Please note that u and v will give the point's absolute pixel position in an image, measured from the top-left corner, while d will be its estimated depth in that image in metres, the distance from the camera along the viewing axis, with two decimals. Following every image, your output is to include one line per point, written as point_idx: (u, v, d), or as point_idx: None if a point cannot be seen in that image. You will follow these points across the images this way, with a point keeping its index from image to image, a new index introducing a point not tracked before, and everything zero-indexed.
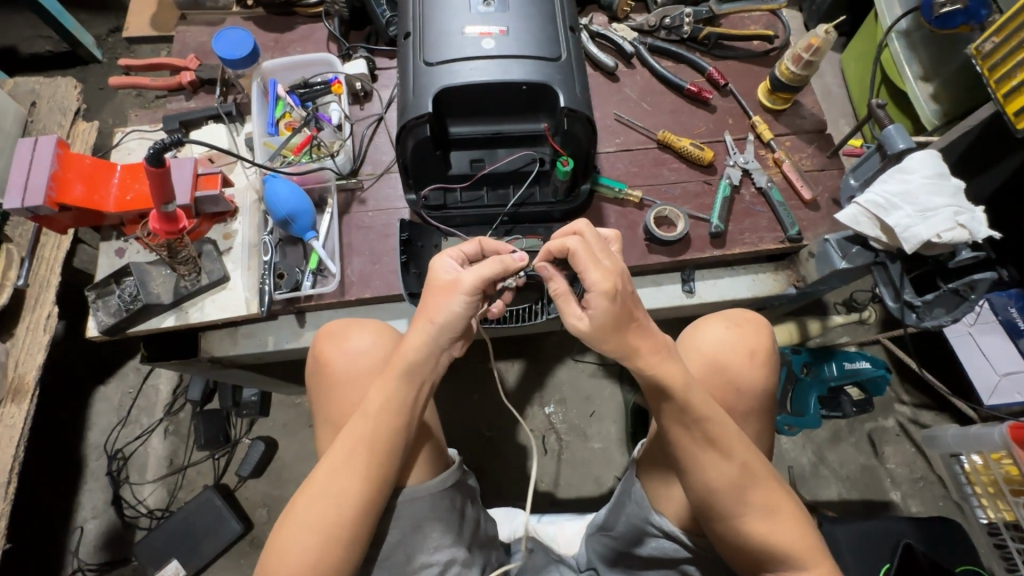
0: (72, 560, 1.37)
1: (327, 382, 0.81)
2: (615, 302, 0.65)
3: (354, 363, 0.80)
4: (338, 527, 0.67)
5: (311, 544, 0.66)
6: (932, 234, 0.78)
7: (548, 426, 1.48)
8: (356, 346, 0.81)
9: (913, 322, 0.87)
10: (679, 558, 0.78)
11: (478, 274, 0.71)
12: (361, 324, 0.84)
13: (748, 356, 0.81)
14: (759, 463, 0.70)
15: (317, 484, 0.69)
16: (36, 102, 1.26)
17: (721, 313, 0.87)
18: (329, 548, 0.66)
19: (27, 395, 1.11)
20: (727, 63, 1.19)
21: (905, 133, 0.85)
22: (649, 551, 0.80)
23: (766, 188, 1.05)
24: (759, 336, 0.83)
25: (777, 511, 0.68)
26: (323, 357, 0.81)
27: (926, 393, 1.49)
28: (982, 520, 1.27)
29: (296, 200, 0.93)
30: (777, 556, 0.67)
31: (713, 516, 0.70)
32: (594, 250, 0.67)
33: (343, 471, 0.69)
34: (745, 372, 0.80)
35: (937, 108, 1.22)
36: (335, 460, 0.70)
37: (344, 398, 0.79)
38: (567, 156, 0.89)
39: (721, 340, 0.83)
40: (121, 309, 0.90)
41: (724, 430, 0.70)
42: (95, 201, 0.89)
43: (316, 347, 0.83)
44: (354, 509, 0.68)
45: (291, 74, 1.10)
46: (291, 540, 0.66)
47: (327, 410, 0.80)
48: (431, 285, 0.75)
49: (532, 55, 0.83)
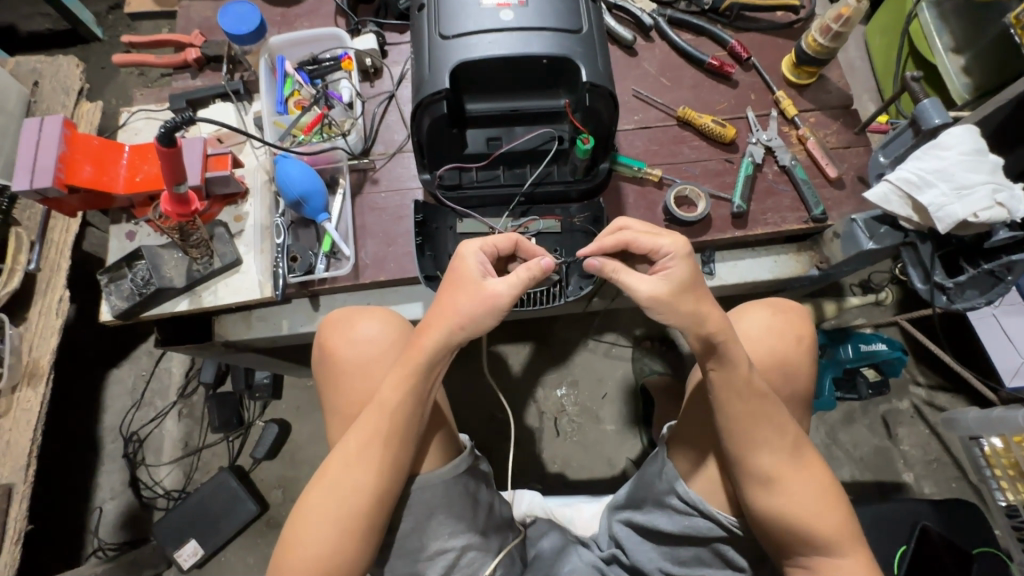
0: (93, 539, 1.39)
1: (333, 371, 0.79)
2: (690, 261, 0.70)
3: (363, 352, 0.78)
4: (353, 519, 0.65)
5: (329, 537, 0.64)
6: (968, 213, 0.76)
7: (560, 408, 1.47)
8: (364, 334, 0.79)
9: (942, 305, 0.84)
10: (713, 537, 0.75)
11: (514, 287, 0.69)
12: (368, 313, 0.82)
13: (795, 342, 0.80)
14: (797, 444, 0.69)
15: (331, 478, 0.67)
16: (40, 81, 1.23)
17: (765, 301, 0.86)
18: (347, 542, 0.65)
19: (42, 378, 1.10)
20: (749, 36, 1.14)
21: (941, 107, 0.81)
22: (681, 527, 0.76)
23: (790, 166, 1.02)
24: (801, 321, 0.82)
25: (810, 492, 0.67)
26: (329, 345, 0.79)
27: (943, 374, 1.47)
28: (1002, 503, 1.25)
29: (308, 181, 0.91)
30: (817, 539, 0.65)
31: (759, 500, 0.67)
32: (649, 232, 0.73)
33: (360, 465, 0.67)
34: (790, 356, 0.79)
35: (967, 82, 1.18)
36: (350, 453, 0.68)
37: (349, 387, 0.77)
38: (587, 133, 0.86)
39: (766, 326, 0.81)
40: (134, 292, 0.89)
41: (762, 414, 0.68)
42: (104, 182, 0.87)
43: (323, 336, 0.81)
44: (369, 502, 0.66)
45: (299, 50, 1.07)
46: (311, 535, 0.65)
47: (333, 399, 0.78)
48: (462, 284, 0.70)
49: (552, 27, 0.79)
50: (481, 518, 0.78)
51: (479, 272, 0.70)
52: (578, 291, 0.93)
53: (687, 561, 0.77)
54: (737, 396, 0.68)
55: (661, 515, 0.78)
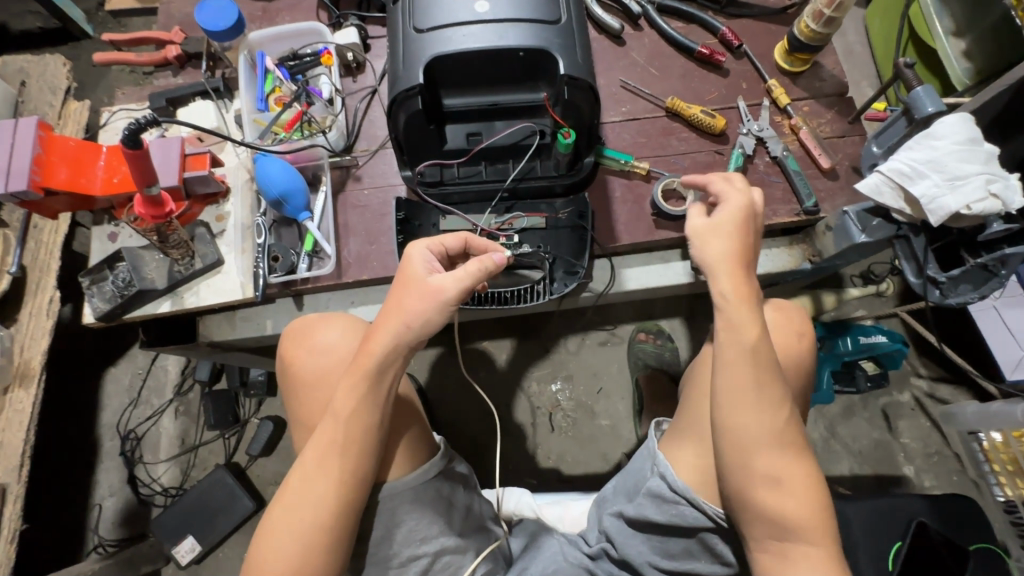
0: (93, 536, 1.41)
1: (294, 381, 0.78)
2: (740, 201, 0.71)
3: (323, 358, 0.77)
4: (314, 532, 0.64)
5: (292, 550, 0.63)
6: (961, 205, 0.73)
7: (554, 403, 1.46)
8: (324, 342, 0.78)
9: (936, 300, 0.81)
10: (701, 527, 0.73)
11: (461, 282, 0.68)
12: (330, 319, 0.81)
13: (796, 337, 0.78)
14: (791, 428, 0.65)
15: (292, 492, 0.66)
16: (26, 81, 1.22)
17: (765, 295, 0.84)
18: (309, 558, 0.64)
19: (34, 380, 1.11)
20: (741, 22, 1.11)
21: (935, 94, 0.78)
22: (668, 516, 0.73)
23: (781, 157, 0.99)
24: (803, 317, 0.81)
25: (795, 485, 0.64)
26: (291, 356, 0.79)
27: (945, 365, 1.45)
28: (999, 498, 1.26)
29: (288, 178, 0.90)
30: (797, 532, 0.63)
31: (746, 488, 0.64)
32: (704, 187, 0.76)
33: (318, 476, 0.65)
34: (791, 350, 0.78)
35: (968, 67, 1.15)
36: (308, 466, 0.66)
37: (311, 397, 0.76)
38: (568, 127, 0.84)
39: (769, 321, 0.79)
40: (116, 294, 0.89)
41: (763, 408, 0.64)
42: (81, 184, 0.86)
43: (284, 347, 0.80)
44: (331, 514, 0.65)
45: (280, 45, 1.05)
46: (274, 549, 0.64)
47: (299, 410, 0.78)
48: (410, 282, 0.69)
49: (529, 18, 0.77)
50: (456, 521, 0.77)
51: (424, 265, 0.70)
52: (563, 288, 0.91)
53: (674, 554, 0.76)
54: (752, 378, 0.65)
55: (650, 505, 0.75)
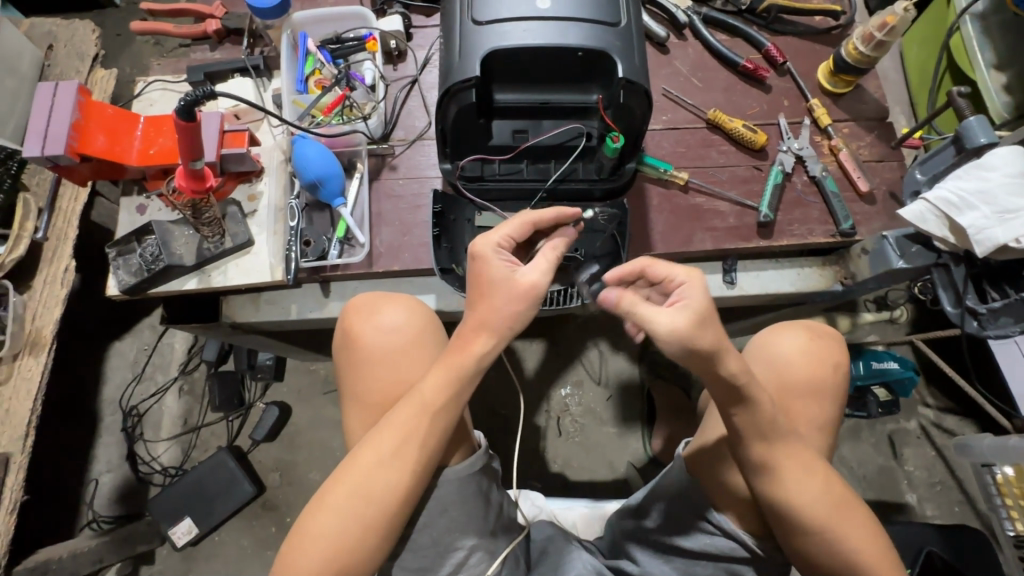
0: (88, 511, 1.38)
1: (357, 358, 0.77)
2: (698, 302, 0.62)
3: (389, 340, 0.76)
4: (379, 515, 0.65)
5: (352, 529, 0.64)
6: (1010, 237, 0.74)
7: (564, 407, 1.45)
8: (390, 323, 0.77)
9: (974, 331, 0.81)
10: (735, 557, 0.74)
11: (550, 277, 0.67)
12: (394, 299, 0.80)
13: (832, 370, 0.79)
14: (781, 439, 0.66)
15: (360, 473, 0.66)
16: (54, 44, 1.20)
17: (801, 322, 0.84)
18: (369, 538, 0.64)
19: (45, 348, 1.08)
20: (785, 39, 1.11)
21: (987, 125, 0.78)
22: (700, 545, 0.75)
23: (820, 178, 0.99)
24: (835, 348, 0.81)
25: (807, 469, 0.67)
26: (355, 332, 0.77)
27: (953, 397, 1.45)
28: (1010, 533, 1.23)
29: (326, 163, 0.89)
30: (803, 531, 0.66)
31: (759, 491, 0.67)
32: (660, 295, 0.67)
33: (390, 461, 0.66)
34: (825, 381, 0.78)
35: (1008, 100, 1.15)
36: (383, 452, 0.66)
37: (372, 377, 0.76)
38: (618, 131, 0.82)
39: (800, 349, 0.79)
40: (142, 268, 0.87)
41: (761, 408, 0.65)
42: (117, 153, 0.85)
43: (346, 321, 0.79)
44: (397, 501, 0.65)
45: (324, 28, 1.04)
46: (330, 523, 0.64)
47: (355, 387, 0.77)
48: (495, 285, 0.67)
49: (589, 18, 0.76)
50: (491, 519, 0.77)
51: (504, 265, 0.68)
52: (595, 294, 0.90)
53: None
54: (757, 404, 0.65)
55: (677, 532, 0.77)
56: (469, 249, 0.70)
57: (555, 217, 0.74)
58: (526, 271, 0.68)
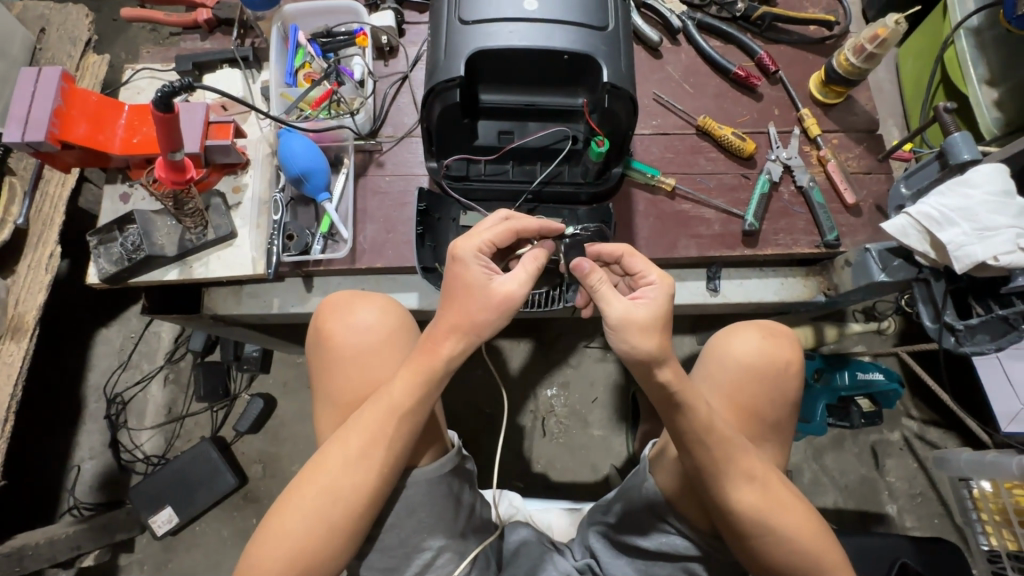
0: (68, 498, 1.38)
1: (330, 357, 0.76)
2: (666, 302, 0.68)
3: (363, 339, 0.76)
4: (345, 515, 0.65)
5: (318, 529, 0.64)
6: (988, 255, 0.73)
7: (548, 408, 1.46)
8: (363, 322, 0.77)
9: (950, 346, 0.82)
10: (687, 556, 0.76)
11: (527, 287, 0.67)
12: (368, 299, 0.80)
13: (785, 367, 0.79)
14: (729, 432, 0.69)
15: (327, 473, 0.65)
16: (46, 28, 1.19)
17: (756, 322, 0.84)
18: (334, 539, 0.64)
19: (27, 333, 1.08)
20: (779, 48, 1.11)
21: (971, 142, 0.78)
22: (657, 544, 0.77)
23: (808, 188, 0.99)
24: (791, 348, 0.81)
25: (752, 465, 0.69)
26: (328, 330, 0.77)
27: (937, 409, 1.46)
28: (984, 547, 1.26)
29: (311, 157, 0.89)
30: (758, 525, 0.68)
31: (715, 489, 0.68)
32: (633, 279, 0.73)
33: (357, 462, 0.66)
34: (780, 379, 0.79)
35: (999, 117, 1.15)
36: (351, 452, 0.66)
37: (344, 376, 0.75)
38: (603, 135, 0.83)
39: (757, 348, 0.80)
40: (123, 258, 0.87)
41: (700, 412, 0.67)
42: (98, 141, 0.84)
43: (321, 319, 0.78)
44: (363, 501, 0.65)
45: (314, 20, 1.03)
46: (296, 523, 0.64)
47: (327, 386, 0.76)
48: (472, 291, 0.67)
49: (576, 22, 0.76)
50: (461, 519, 0.77)
51: (482, 271, 0.68)
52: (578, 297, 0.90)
53: None
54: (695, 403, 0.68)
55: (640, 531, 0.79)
56: (450, 251, 0.69)
57: (538, 227, 0.74)
58: (502, 279, 0.68)
